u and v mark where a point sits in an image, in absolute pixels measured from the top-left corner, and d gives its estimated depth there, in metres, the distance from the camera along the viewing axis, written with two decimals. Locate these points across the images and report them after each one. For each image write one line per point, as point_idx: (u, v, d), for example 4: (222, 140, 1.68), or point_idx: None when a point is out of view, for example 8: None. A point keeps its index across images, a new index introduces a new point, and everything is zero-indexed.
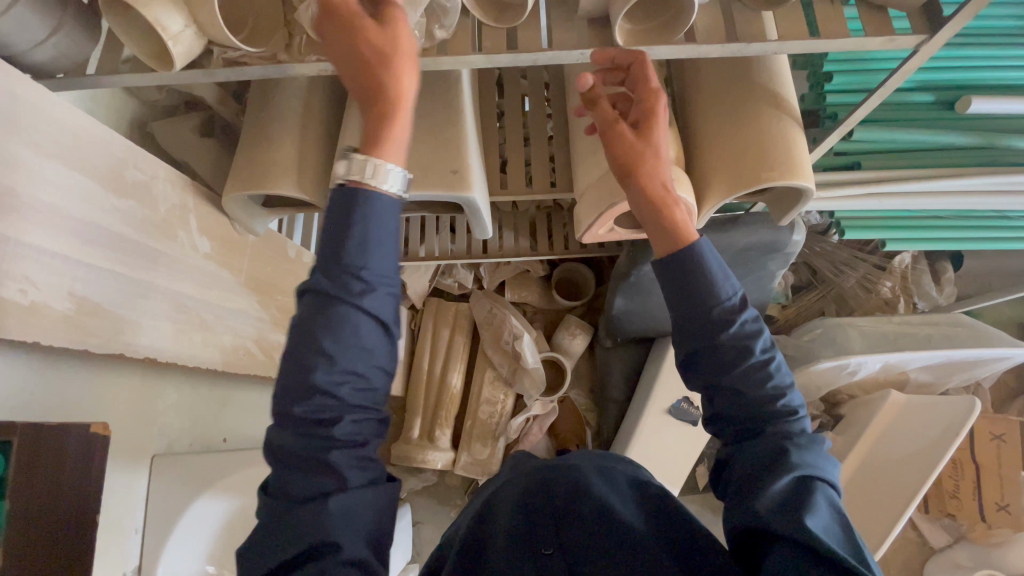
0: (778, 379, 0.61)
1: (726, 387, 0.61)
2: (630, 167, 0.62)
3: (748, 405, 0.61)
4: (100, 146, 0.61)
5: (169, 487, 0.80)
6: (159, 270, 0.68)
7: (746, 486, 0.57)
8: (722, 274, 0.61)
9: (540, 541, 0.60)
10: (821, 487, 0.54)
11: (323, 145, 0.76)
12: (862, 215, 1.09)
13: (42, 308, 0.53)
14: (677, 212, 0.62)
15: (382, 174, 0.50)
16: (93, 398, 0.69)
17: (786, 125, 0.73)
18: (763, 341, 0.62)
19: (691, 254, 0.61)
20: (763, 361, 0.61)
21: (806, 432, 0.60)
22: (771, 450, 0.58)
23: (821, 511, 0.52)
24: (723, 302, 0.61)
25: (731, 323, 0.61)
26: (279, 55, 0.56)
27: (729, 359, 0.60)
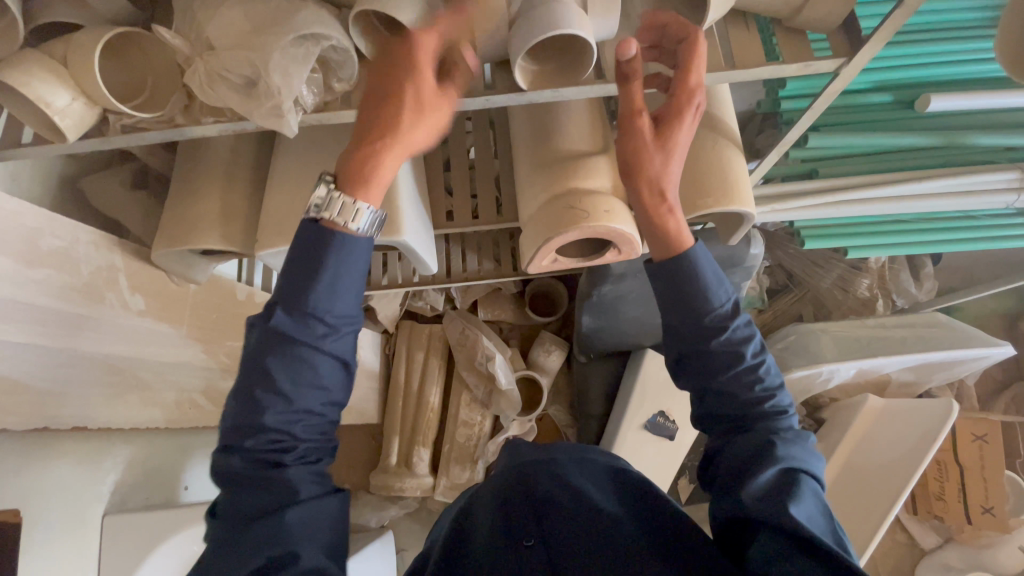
0: (767, 380, 0.59)
1: (716, 388, 0.59)
2: (640, 162, 0.58)
3: (737, 405, 0.59)
4: (11, 218, 0.59)
5: (119, 547, 0.78)
6: (87, 336, 0.67)
7: (733, 477, 0.56)
8: (716, 280, 0.59)
9: (522, 534, 0.60)
10: (806, 480, 0.53)
11: (252, 194, 0.74)
12: (822, 222, 1.07)
13: None
14: (671, 221, 0.59)
15: (352, 213, 0.50)
16: (31, 468, 0.68)
17: (722, 148, 0.71)
18: (754, 345, 0.59)
19: (683, 262, 0.58)
20: (753, 361, 0.59)
21: (794, 431, 0.58)
22: (759, 445, 0.56)
23: (807, 498, 0.51)
24: (716, 310, 0.58)
25: (720, 322, 0.59)
26: (177, 118, 0.55)
27: (718, 363, 0.59)
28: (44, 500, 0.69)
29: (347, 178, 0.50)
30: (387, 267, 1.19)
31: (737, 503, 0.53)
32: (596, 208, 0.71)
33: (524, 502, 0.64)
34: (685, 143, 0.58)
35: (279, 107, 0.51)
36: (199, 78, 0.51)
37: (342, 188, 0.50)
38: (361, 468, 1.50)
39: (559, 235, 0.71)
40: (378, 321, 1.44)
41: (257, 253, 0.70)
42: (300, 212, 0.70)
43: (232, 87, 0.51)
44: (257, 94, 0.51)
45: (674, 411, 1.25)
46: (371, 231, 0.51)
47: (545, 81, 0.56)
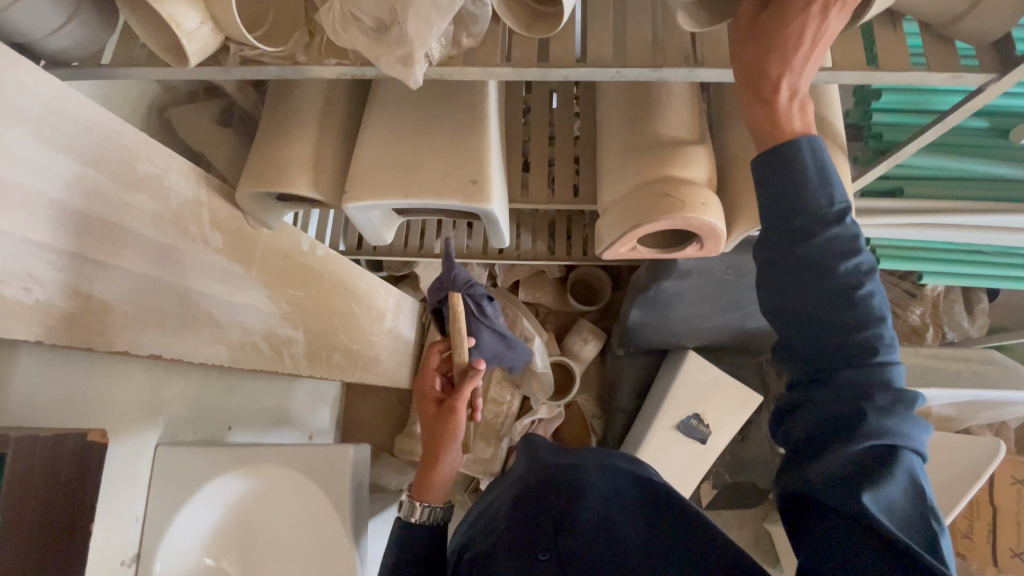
0: (865, 313, 0.48)
1: (794, 311, 0.50)
2: (754, 45, 0.47)
3: (822, 338, 0.49)
4: (112, 139, 0.59)
5: (169, 480, 0.79)
6: (170, 266, 0.67)
7: (808, 440, 0.49)
8: (819, 180, 0.47)
9: (539, 545, 0.59)
10: (899, 458, 0.45)
11: (342, 144, 0.73)
12: (898, 243, 1.04)
13: (46, 306, 0.52)
14: (765, 112, 0.49)
15: (414, 509, 0.74)
16: (97, 389, 0.68)
17: (830, 151, 0.69)
18: (856, 262, 0.48)
19: (786, 154, 0.48)
20: (849, 289, 0.47)
21: (891, 387, 0.47)
22: (845, 406, 0.47)
23: (895, 481, 0.45)
24: (814, 213, 0.48)
25: (817, 239, 0.47)
26: (297, 55, 0.54)
27: (807, 280, 0.48)
28: (104, 422, 0.70)
29: (418, 486, 0.78)
30: (439, 235, 1.15)
31: (805, 481, 0.48)
32: (693, 198, 0.69)
33: (546, 509, 0.63)
34: (823, 32, 0.44)
35: (410, 56, 0.50)
36: (333, 17, 0.50)
37: (414, 492, 0.77)
38: (386, 430, 1.51)
39: (649, 223, 0.69)
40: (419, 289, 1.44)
41: (343, 204, 0.70)
42: (391, 168, 0.69)
43: (364, 30, 0.50)
44: (388, 39, 0.50)
45: (709, 415, 1.22)
46: (428, 518, 0.74)
47: (680, 59, 0.53)
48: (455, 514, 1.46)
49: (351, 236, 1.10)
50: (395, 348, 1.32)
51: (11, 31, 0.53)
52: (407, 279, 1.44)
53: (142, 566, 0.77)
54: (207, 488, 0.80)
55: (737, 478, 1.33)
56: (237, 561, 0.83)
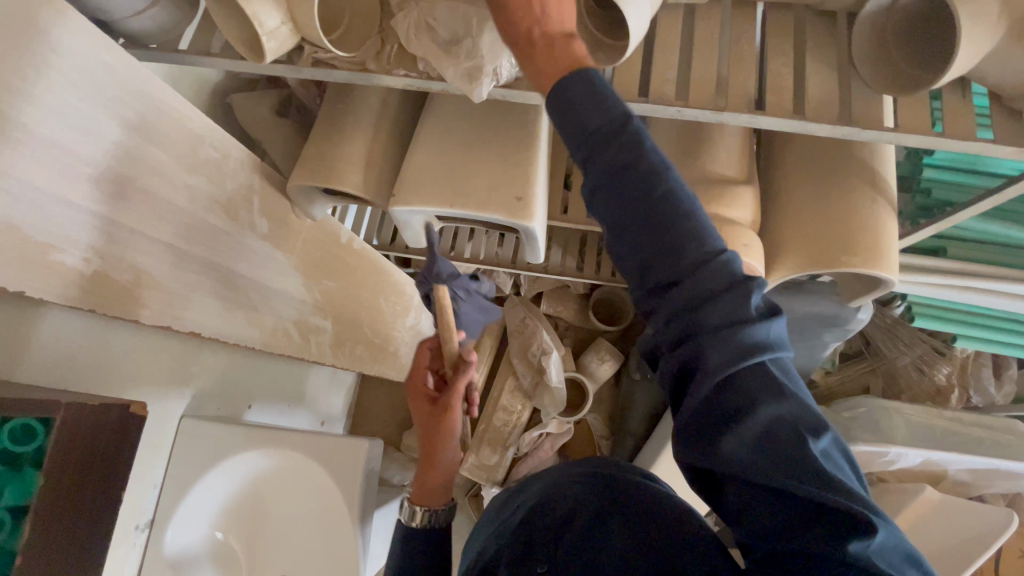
0: (675, 213, 0.38)
1: (622, 244, 0.40)
2: None
3: (638, 263, 0.39)
4: (180, 122, 0.62)
5: (190, 454, 0.82)
6: (218, 247, 0.69)
7: (673, 396, 0.40)
8: (594, 100, 0.39)
9: (533, 562, 0.48)
10: (757, 376, 0.36)
11: (393, 146, 0.75)
12: (933, 303, 1.03)
13: (102, 277, 0.55)
14: (564, 55, 0.41)
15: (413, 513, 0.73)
16: (135, 357, 0.71)
17: (880, 207, 0.68)
18: (656, 167, 0.39)
19: (558, 94, 0.40)
20: (650, 200, 0.38)
21: (726, 289, 0.37)
22: (689, 339, 0.37)
23: (766, 409, 0.35)
24: (602, 129, 0.39)
25: (610, 149, 0.39)
26: (368, 62, 0.56)
27: (615, 207, 0.39)
28: (135, 391, 0.72)
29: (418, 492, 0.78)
30: (472, 240, 1.16)
31: (689, 449, 0.38)
32: (735, 238, 0.69)
33: (546, 524, 0.52)
34: None
35: (476, 74, 0.51)
36: (405, 29, 0.52)
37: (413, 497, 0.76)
38: (395, 425, 1.52)
39: None
40: None
41: (390, 206, 0.71)
42: (440, 177, 0.70)
43: (433, 44, 0.52)
44: (455, 54, 0.52)
45: None
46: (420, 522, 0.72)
47: (743, 104, 0.54)
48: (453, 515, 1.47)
49: (386, 232, 1.12)
50: None
51: (99, 9, 0.55)
52: None
53: (154, 531, 0.80)
54: (224, 466, 0.83)
55: None
56: (243, 538, 0.85)
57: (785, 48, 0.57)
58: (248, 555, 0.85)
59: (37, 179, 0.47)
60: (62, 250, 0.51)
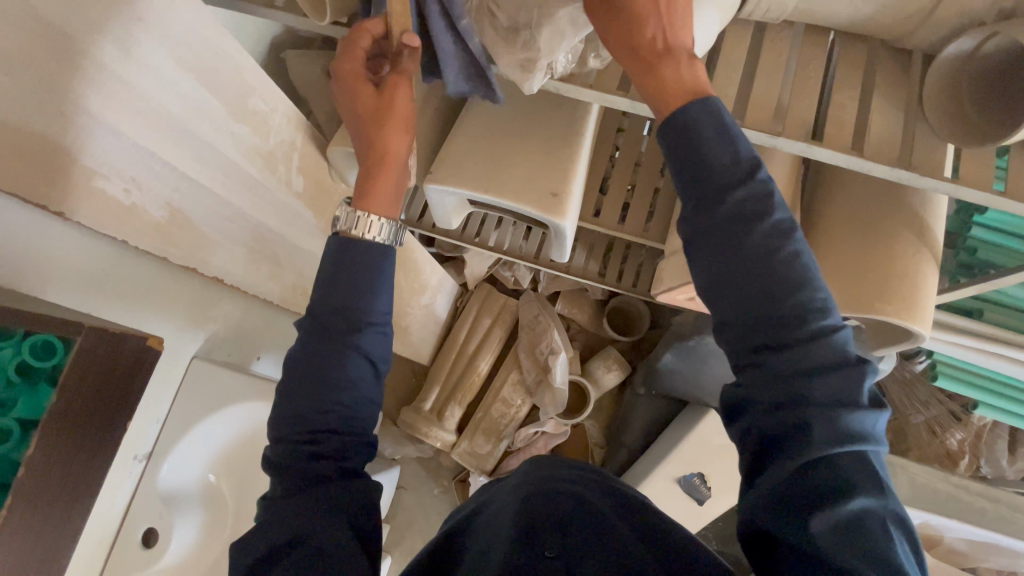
0: (796, 273, 0.41)
1: (728, 288, 0.42)
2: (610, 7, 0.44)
3: (750, 317, 0.41)
4: (232, 67, 0.60)
5: (195, 395, 0.83)
6: (251, 197, 0.70)
7: (751, 451, 0.42)
8: (718, 138, 0.41)
9: (540, 541, 0.49)
10: (853, 462, 0.37)
11: (437, 123, 0.75)
12: (962, 366, 1.00)
13: (138, 211, 0.58)
14: (658, 74, 0.44)
15: (369, 225, 0.53)
16: (156, 292, 0.72)
17: (921, 258, 0.66)
18: (779, 220, 0.41)
19: (678, 118, 0.42)
20: (769, 255, 0.41)
21: (837, 367, 0.39)
22: (793, 409, 0.39)
23: (856, 501, 0.36)
24: (724, 164, 0.41)
25: (726, 199, 0.41)
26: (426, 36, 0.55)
27: (730, 244, 0.41)
28: (152, 325, 0.74)
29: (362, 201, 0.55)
30: (498, 229, 1.15)
31: (766, 511, 0.39)
32: None
33: (547, 510, 0.54)
34: None
35: (532, 62, 0.50)
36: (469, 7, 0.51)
37: (355, 204, 0.55)
38: (395, 399, 1.53)
39: None
40: (463, 274, 1.45)
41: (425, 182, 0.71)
42: (479, 162, 0.70)
43: (496, 26, 0.51)
44: (514, 38, 0.51)
45: (713, 478, 1.19)
46: (386, 237, 0.54)
47: (801, 132, 0.52)
48: (439, 497, 1.48)
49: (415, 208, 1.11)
50: (426, 325, 1.34)
51: None
52: (454, 261, 1.44)
53: (151, 463, 0.80)
54: (225, 411, 0.86)
55: (721, 548, 1.31)
56: (234, 485, 0.91)
57: (854, 82, 0.54)
58: (235, 499, 0.91)
59: (91, 106, 0.48)
60: (104, 178, 0.53)
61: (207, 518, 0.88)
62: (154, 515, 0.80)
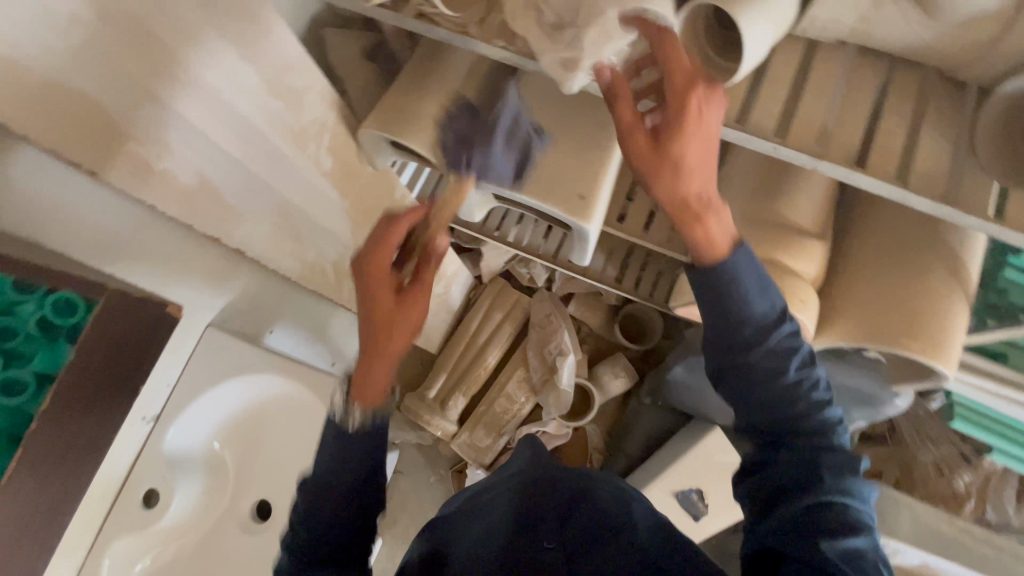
0: (815, 398, 0.48)
1: (753, 401, 0.49)
2: (657, 161, 0.47)
3: (769, 421, 0.49)
4: (277, 46, 0.57)
5: (207, 362, 0.84)
6: (279, 173, 0.70)
7: (761, 505, 0.48)
8: (758, 288, 0.47)
9: (543, 534, 0.54)
10: (854, 516, 0.44)
11: (469, 115, 0.74)
12: (981, 410, 0.97)
13: (168, 177, 0.59)
14: (698, 228, 0.47)
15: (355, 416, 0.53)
16: (177, 259, 0.72)
17: (954, 296, 0.64)
18: (801, 359, 0.48)
19: (722, 270, 0.47)
20: (794, 382, 0.47)
21: (841, 454, 0.46)
22: (805, 470, 0.46)
23: (855, 537, 0.43)
24: (759, 318, 0.47)
25: (762, 339, 0.47)
26: (469, 27, 0.54)
27: (761, 374, 0.47)
28: (172, 291, 0.75)
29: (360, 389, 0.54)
30: (519, 225, 1.14)
31: (772, 535, 0.45)
32: (794, 291, 0.66)
33: (549, 506, 0.59)
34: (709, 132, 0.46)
35: (575, 62, 0.49)
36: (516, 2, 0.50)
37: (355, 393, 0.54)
38: (399, 384, 1.54)
39: None
40: (479, 266, 1.44)
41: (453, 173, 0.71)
42: (509, 156, 0.69)
43: (541, 23, 0.50)
44: (559, 38, 0.50)
45: (711, 495, 1.19)
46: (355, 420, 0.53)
47: (844, 158, 0.50)
48: (434, 486, 1.48)
49: None
50: (437, 314, 1.34)
51: None
52: (471, 253, 1.44)
53: (158, 426, 0.81)
54: (234, 380, 0.86)
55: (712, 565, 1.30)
56: (238, 456, 0.89)
57: (904, 111, 0.53)
58: (236, 476, 0.89)
59: (125, 68, 0.49)
60: (138, 141, 0.54)
61: (209, 487, 0.87)
62: (157, 478, 0.81)
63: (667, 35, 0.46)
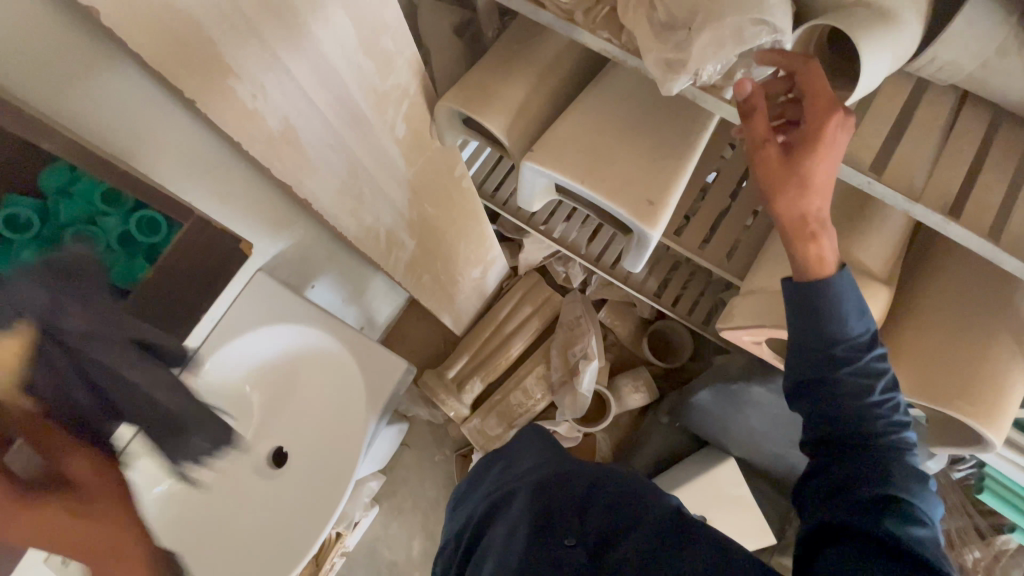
0: (893, 419, 0.55)
1: (831, 411, 0.56)
2: (782, 185, 0.49)
3: (845, 431, 0.56)
4: (379, 7, 0.60)
5: (253, 305, 0.86)
6: (356, 132, 0.71)
7: (825, 494, 0.55)
8: (861, 312, 0.54)
9: (563, 531, 0.62)
10: (919, 513, 0.50)
11: (549, 105, 0.74)
12: (1011, 488, 0.94)
13: (257, 117, 0.60)
14: (813, 247, 0.52)
15: None
16: (246, 201, 0.75)
17: (1014, 365, 0.62)
18: (886, 382, 0.55)
19: (828, 292, 0.53)
20: (876, 400, 0.55)
21: (911, 465, 0.53)
22: (875, 469, 0.53)
23: (922, 528, 0.49)
24: (854, 339, 0.55)
25: (853, 357, 0.55)
26: (575, 14, 0.54)
27: (846, 389, 0.55)
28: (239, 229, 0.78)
29: None
30: (567, 222, 1.14)
31: (838, 517, 0.52)
32: None
33: (567, 498, 0.67)
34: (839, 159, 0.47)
35: (681, 65, 0.49)
36: None
37: None
38: (418, 360, 1.54)
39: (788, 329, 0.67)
40: (517, 257, 1.44)
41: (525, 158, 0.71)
42: (583, 149, 0.69)
43: (653, 21, 0.49)
44: (668, 39, 0.49)
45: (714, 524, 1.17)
46: None
47: (938, 205, 0.49)
48: (437, 465, 1.49)
49: (492, 182, 1.09)
50: (470, 296, 1.34)
51: None
52: (512, 243, 1.44)
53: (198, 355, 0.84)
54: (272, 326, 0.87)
55: None
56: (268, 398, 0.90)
57: (1007, 167, 0.51)
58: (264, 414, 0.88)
59: (243, 4, 0.50)
60: (238, 78, 0.55)
61: None
62: None
63: (810, 63, 0.46)
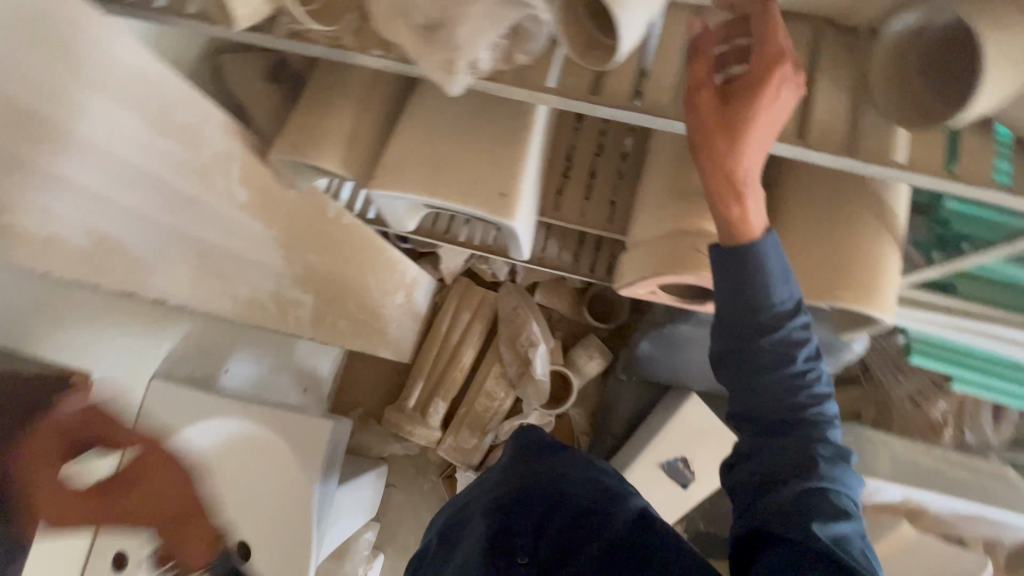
0: (817, 390, 0.51)
1: (756, 389, 0.51)
2: (714, 133, 0.45)
3: (771, 411, 0.51)
4: (153, 88, 0.58)
5: (160, 416, 0.82)
6: (188, 214, 0.68)
7: (755, 484, 0.51)
8: (781, 275, 0.48)
9: (517, 546, 0.60)
10: (841, 504, 0.48)
11: (381, 126, 0.72)
12: (939, 341, 0.98)
13: (59, 242, 0.54)
14: (736, 208, 0.47)
15: None
16: (101, 319, 0.72)
17: (883, 241, 0.64)
18: (809, 350, 0.51)
19: (747, 253, 0.48)
20: (801, 372, 0.50)
21: (833, 445, 0.50)
22: (801, 457, 0.49)
23: (843, 523, 0.47)
24: (776, 306, 0.49)
25: (775, 323, 0.50)
26: (344, 38, 0.53)
27: (767, 363, 0.50)
28: (106, 351, 0.74)
29: None
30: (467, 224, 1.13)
31: (762, 518, 0.49)
32: None
33: (522, 510, 0.65)
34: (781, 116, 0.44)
35: (453, 63, 0.48)
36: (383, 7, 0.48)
37: None
38: (378, 399, 1.52)
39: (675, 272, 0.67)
40: (438, 269, 1.42)
41: (370, 186, 0.69)
42: (422, 161, 0.67)
43: (412, 25, 0.47)
44: (433, 40, 0.47)
45: (696, 461, 1.20)
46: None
47: None
48: (428, 493, 1.48)
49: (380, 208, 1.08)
50: (403, 322, 1.32)
51: None
52: (429, 256, 1.42)
53: None
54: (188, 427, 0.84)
55: (709, 528, 1.31)
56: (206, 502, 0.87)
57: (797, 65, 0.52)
58: None
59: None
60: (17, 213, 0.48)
61: None
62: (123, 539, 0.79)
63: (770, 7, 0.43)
